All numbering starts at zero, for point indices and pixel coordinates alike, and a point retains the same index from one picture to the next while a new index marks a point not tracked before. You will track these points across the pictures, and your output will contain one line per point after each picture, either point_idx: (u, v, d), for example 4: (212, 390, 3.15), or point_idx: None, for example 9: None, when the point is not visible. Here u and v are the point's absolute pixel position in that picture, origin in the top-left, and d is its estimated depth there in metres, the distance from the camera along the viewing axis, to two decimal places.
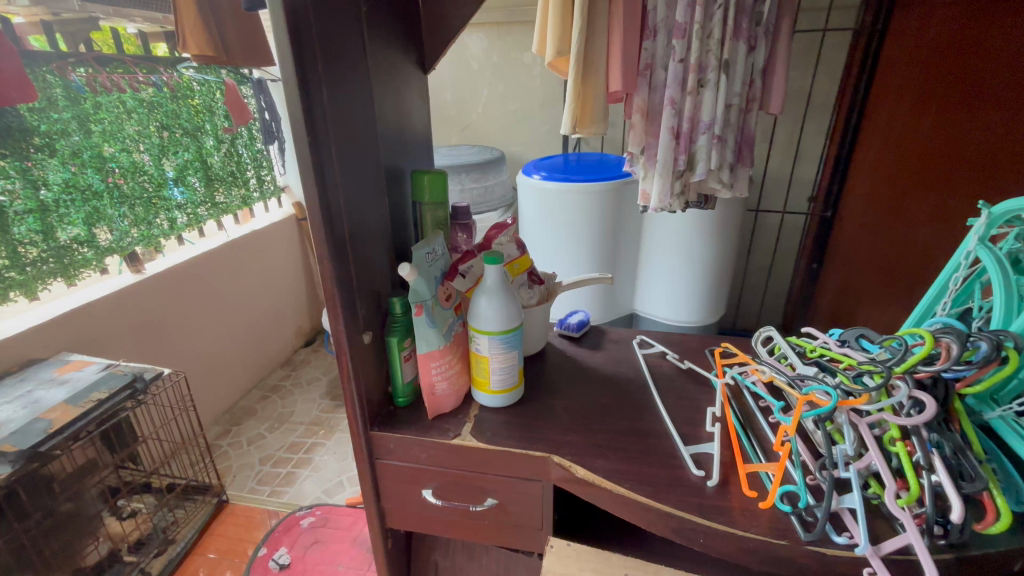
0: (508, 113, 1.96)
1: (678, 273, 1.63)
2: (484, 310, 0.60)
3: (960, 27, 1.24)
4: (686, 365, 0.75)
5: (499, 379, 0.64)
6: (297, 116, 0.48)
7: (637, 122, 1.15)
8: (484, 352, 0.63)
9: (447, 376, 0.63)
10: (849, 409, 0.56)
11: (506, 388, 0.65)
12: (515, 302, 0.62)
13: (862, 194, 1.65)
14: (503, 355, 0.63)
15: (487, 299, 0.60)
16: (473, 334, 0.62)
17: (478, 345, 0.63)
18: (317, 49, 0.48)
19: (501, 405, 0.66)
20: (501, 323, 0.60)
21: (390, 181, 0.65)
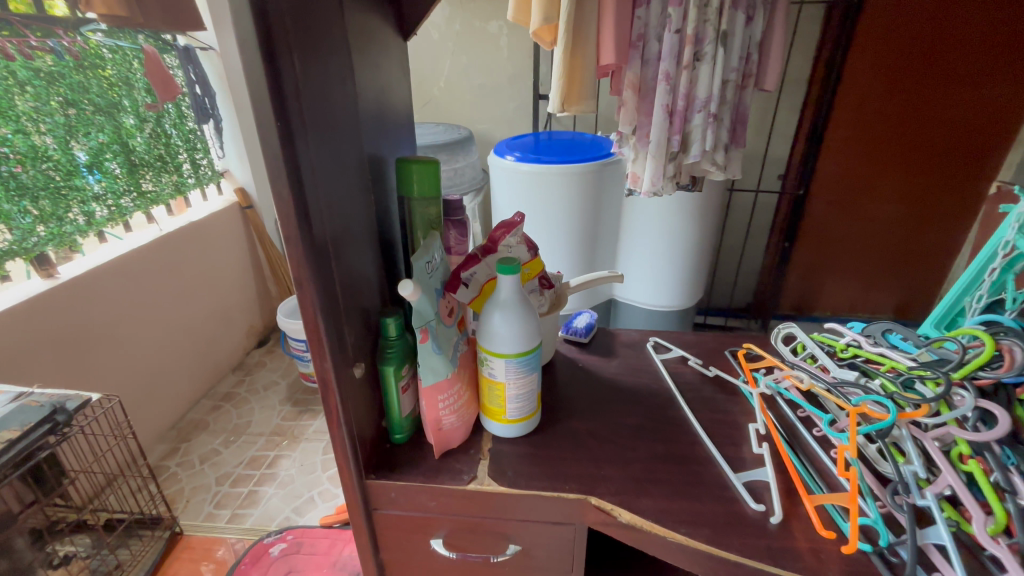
0: (473, 88, 1.81)
1: (659, 258, 1.57)
2: (499, 328, 0.50)
3: (925, 26, 1.60)
4: (711, 372, 0.68)
5: (515, 407, 0.55)
6: (262, 91, 0.35)
7: (629, 99, 1.05)
8: (499, 377, 0.53)
9: (453, 408, 0.53)
10: (908, 422, 0.51)
11: (524, 416, 0.56)
12: (536, 316, 0.52)
13: (832, 171, 1.86)
14: (523, 380, 0.53)
15: (503, 316, 0.50)
16: (485, 356, 0.52)
17: (492, 370, 0.53)
18: (284, 4, 0.35)
19: (518, 434, 0.56)
20: (518, 344, 0.51)
21: (372, 174, 0.53)
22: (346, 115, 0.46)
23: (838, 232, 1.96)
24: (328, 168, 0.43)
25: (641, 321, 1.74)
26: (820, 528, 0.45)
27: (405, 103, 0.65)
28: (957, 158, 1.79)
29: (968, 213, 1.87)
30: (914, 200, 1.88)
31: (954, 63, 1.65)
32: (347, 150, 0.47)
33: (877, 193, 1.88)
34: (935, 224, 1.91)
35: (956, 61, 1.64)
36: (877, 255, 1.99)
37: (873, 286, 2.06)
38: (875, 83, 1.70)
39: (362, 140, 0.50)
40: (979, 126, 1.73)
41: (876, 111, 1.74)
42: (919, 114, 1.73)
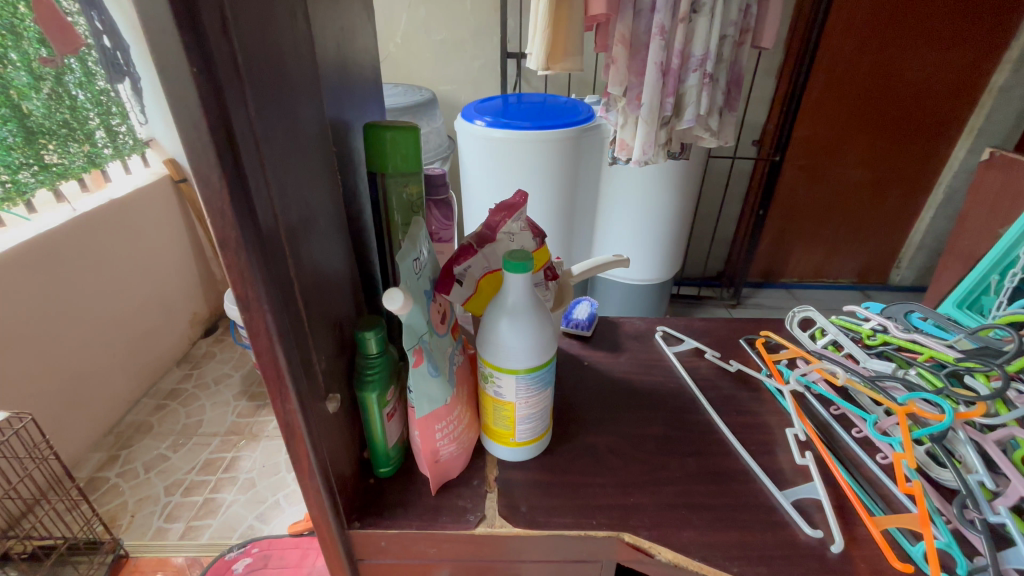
0: (433, 44, 1.63)
1: (639, 229, 1.50)
2: (507, 338, 0.41)
3: None
4: (732, 366, 0.62)
5: (526, 429, 0.46)
6: (163, 18, 0.23)
7: (619, 55, 0.94)
8: (507, 397, 0.43)
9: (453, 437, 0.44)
10: (964, 423, 0.46)
11: (535, 437, 0.47)
12: (550, 321, 0.43)
13: (803, 134, 1.82)
14: (536, 398, 0.44)
15: (512, 324, 0.41)
16: (490, 371, 0.43)
17: (499, 388, 0.43)
18: None
19: (529, 457, 0.48)
20: (532, 357, 0.41)
21: (333, 145, 0.40)
22: (299, 64, 0.34)
23: (806, 197, 1.95)
24: (276, 138, 0.31)
25: (620, 296, 1.68)
26: (891, 557, 0.39)
27: (369, 52, 0.52)
28: (923, 119, 1.80)
29: (927, 174, 1.92)
30: (880, 164, 1.89)
31: (927, 22, 1.63)
32: (302, 114, 0.34)
33: (846, 159, 1.87)
34: (896, 187, 1.95)
35: (928, 19, 1.62)
36: (842, 221, 2.02)
37: (839, 250, 2.10)
38: (850, 42, 1.65)
39: (320, 99, 0.37)
40: (945, 86, 1.75)
41: (849, 72, 1.70)
42: (892, 74, 1.71)
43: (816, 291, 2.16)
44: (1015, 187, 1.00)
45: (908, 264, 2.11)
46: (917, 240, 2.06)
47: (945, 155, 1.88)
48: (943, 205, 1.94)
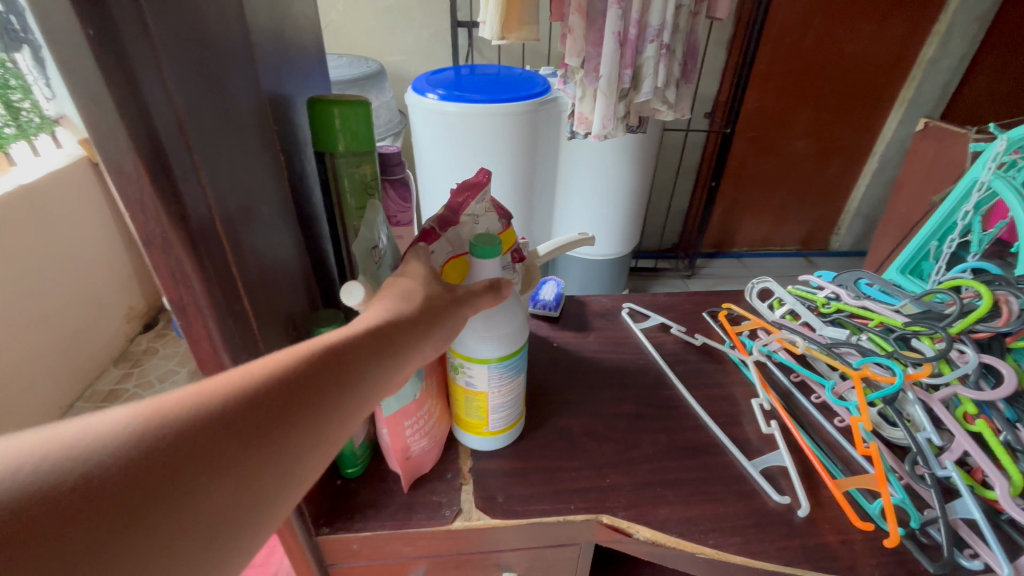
0: (378, 11, 1.53)
1: (598, 204, 1.50)
2: (474, 327, 0.39)
3: None
4: (697, 340, 0.62)
5: (502, 417, 0.45)
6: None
7: (576, 24, 0.91)
8: (479, 387, 0.42)
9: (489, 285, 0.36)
10: (913, 384, 0.48)
11: (513, 425, 0.46)
12: (520, 308, 0.41)
13: (750, 106, 1.86)
14: (512, 384, 0.43)
15: (482, 310, 0.38)
16: (459, 361, 0.41)
17: (470, 378, 0.41)
18: None
19: (503, 446, 0.47)
20: (503, 346, 0.40)
21: (273, 123, 0.36)
22: (225, 28, 0.29)
23: (753, 169, 2.02)
24: (203, 118, 0.27)
25: (581, 272, 1.68)
26: (850, 515, 0.42)
27: (308, 17, 0.46)
28: (860, 90, 1.89)
29: (864, 144, 2.02)
30: (822, 134, 1.97)
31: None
32: (234, 86, 0.30)
33: (791, 129, 1.94)
34: (837, 156, 2.04)
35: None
36: (788, 191, 2.11)
37: (784, 219, 2.20)
38: (796, 13, 1.68)
39: (255, 70, 0.33)
40: (880, 59, 1.83)
41: (794, 45, 1.75)
42: (832, 47, 1.77)
43: (764, 259, 2.26)
44: (948, 158, 1.06)
45: (847, 230, 2.24)
46: (855, 208, 2.18)
47: (880, 126, 1.99)
48: (878, 174, 2.06)
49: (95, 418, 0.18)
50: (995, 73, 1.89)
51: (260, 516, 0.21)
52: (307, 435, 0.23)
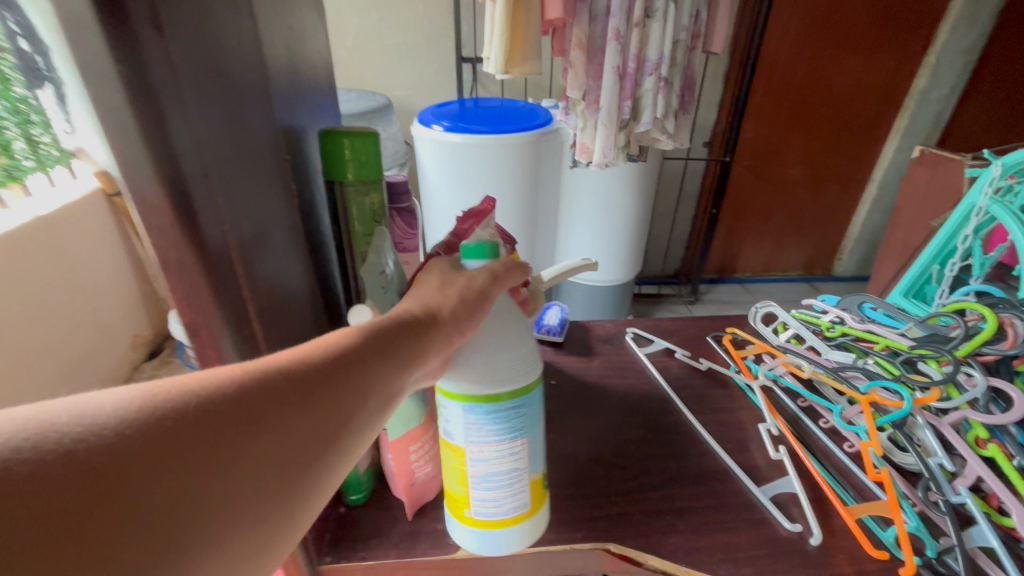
0: (386, 48, 1.59)
1: (601, 231, 1.51)
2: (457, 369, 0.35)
3: None
4: (702, 365, 0.62)
5: (486, 503, 0.38)
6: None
7: (577, 60, 0.95)
8: (459, 439, 0.36)
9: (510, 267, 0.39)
10: (921, 409, 0.48)
11: (503, 522, 0.39)
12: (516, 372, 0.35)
13: (748, 136, 1.90)
14: (495, 459, 0.37)
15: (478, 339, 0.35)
16: (441, 403, 0.37)
17: (450, 424, 0.37)
18: None
19: (502, 521, 0.38)
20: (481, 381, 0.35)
21: (287, 153, 0.38)
22: (245, 64, 0.31)
23: (753, 195, 2.05)
24: (222, 148, 0.28)
25: (585, 298, 1.68)
26: (864, 542, 0.41)
27: (322, 55, 0.49)
28: (856, 119, 1.93)
29: (863, 171, 2.05)
30: (819, 162, 2.01)
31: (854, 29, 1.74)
32: (251, 117, 0.31)
33: (788, 157, 1.98)
34: (836, 182, 2.07)
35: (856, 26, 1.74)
36: (788, 217, 2.13)
37: (786, 245, 2.21)
38: (788, 46, 1.74)
39: (270, 101, 0.35)
40: (874, 90, 1.88)
41: (788, 76, 1.80)
42: (823, 79, 1.83)
43: (768, 284, 2.26)
44: (942, 186, 1.07)
45: (849, 256, 2.24)
46: (856, 233, 2.19)
47: (877, 153, 2.02)
48: (877, 200, 2.08)
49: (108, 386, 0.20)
50: (984, 101, 1.94)
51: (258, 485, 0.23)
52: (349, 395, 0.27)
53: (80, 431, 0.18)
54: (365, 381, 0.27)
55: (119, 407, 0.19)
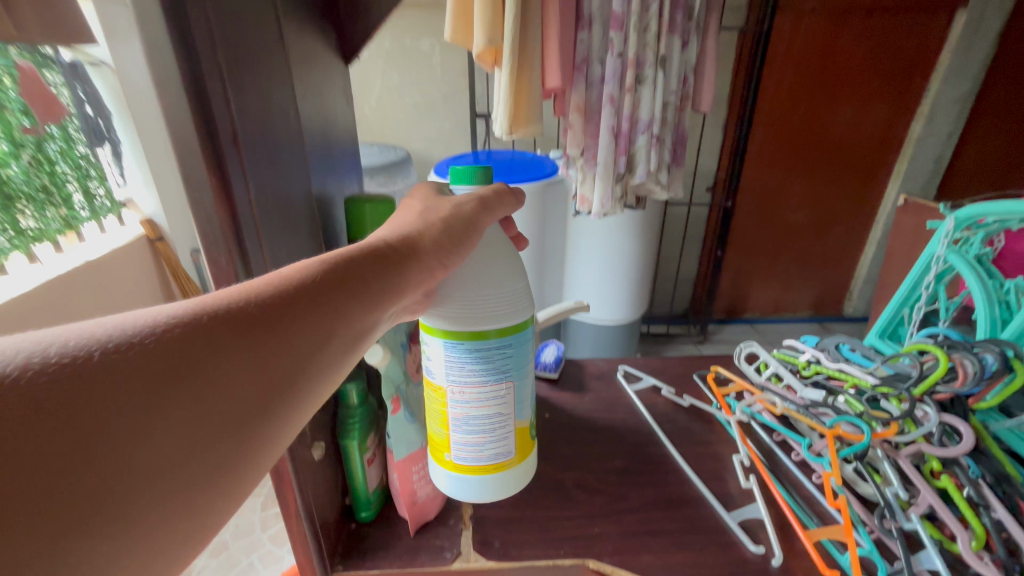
0: (406, 106, 1.74)
1: (606, 274, 1.58)
2: (438, 309, 0.40)
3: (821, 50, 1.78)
4: (686, 401, 0.67)
5: (464, 447, 0.41)
6: (185, 121, 0.29)
7: (575, 122, 1.05)
8: (438, 378, 0.41)
9: (483, 205, 0.44)
10: (881, 442, 0.52)
11: (480, 464, 0.43)
12: (497, 312, 0.39)
13: (750, 181, 1.98)
14: (471, 401, 0.41)
15: (465, 271, 0.41)
16: (424, 344, 0.42)
17: (431, 364, 0.41)
18: (214, 24, 0.29)
19: (479, 460, 0.42)
20: (456, 321, 0.39)
21: (319, 216, 0.46)
22: (290, 152, 0.40)
23: (757, 239, 2.11)
24: (270, 213, 0.37)
25: (593, 337, 1.73)
26: (819, 561, 0.44)
27: (349, 133, 0.59)
28: (854, 164, 2.00)
29: (865, 213, 2.10)
30: (821, 206, 2.07)
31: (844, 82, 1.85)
32: (292, 190, 0.40)
33: (790, 201, 2.04)
34: (840, 224, 2.12)
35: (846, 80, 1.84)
36: (793, 258, 2.18)
37: (793, 285, 2.24)
38: (782, 98, 1.85)
39: (307, 177, 0.44)
40: (870, 137, 1.96)
41: (784, 125, 1.89)
42: (817, 128, 1.92)
43: (778, 325, 2.27)
44: (927, 231, 1.13)
45: (858, 296, 2.26)
46: (863, 274, 2.22)
47: (878, 197, 2.08)
48: (882, 242, 2.12)
49: (132, 315, 0.24)
50: (981, 148, 2.01)
51: (275, 385, 0.27)
52: (341, 312, 0.31)
53: (97, 342, 0.22)
54: (349, 299, 0.32)
55: (132, 325, 0.23)
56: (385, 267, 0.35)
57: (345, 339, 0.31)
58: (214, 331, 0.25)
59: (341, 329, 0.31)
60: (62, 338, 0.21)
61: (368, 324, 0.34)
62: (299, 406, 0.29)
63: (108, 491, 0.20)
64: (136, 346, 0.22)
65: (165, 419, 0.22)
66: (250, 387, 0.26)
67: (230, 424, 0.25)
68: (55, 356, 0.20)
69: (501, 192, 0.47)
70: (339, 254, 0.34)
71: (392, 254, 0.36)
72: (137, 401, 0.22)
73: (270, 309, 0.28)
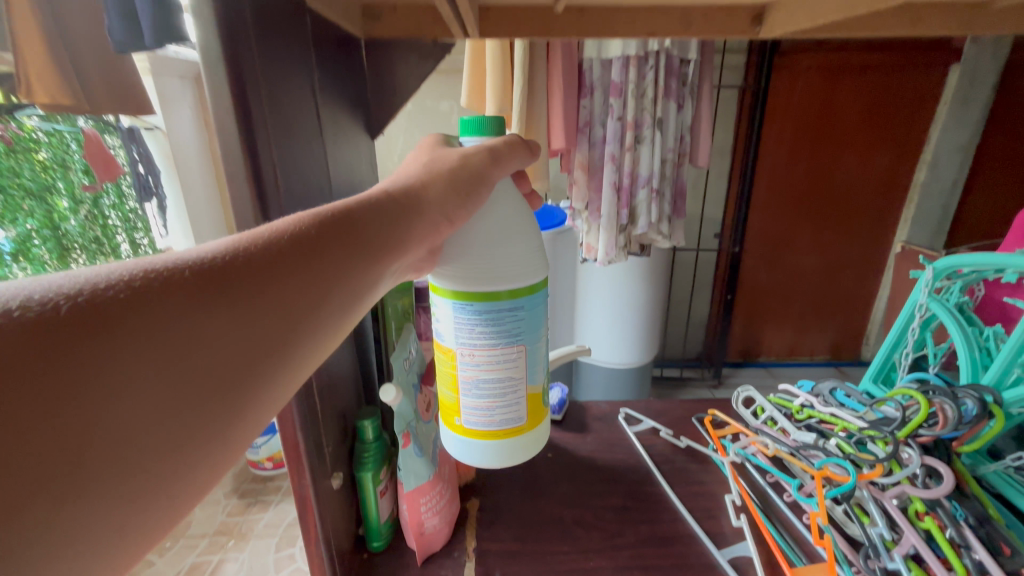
0: None
1: (616, 318, 1.62)
2: (446, 269, 0.42)
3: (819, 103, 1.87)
4: (683, 442, 0.70)
5: (475, 409, 0.44)
6: (246, 195, 0.38)
7: (580, 177, 1.14)
8: (449, 343, 0.43)
9: (495, 153, 0.44)
10: (868, 483, 0.54)
11: (490, 427, 0.44)
12: (507, 270, 0.40)
13: (757, 227, 2.03)
14: (481, 364, 0.42)
15: (475, 225, 0.43)
16: (434, 306, 0.43)
17: (442, 328, 0.43)
18: (270, 122, 0.38)
19: (488, 424, 0.44)
20: (463, 280, 0.41)
21: None
22: None
23: (767, 283, 2.14)
24: None
25: (605, 380, 1.74)
26: None
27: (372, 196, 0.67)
28: (860, 210, 2.04)
29: (876, 258, 2.12)
30: (831, 250, 2.09)
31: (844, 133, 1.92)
32: None
33: (800, 246, 2.08)
34: (851, 269, 2.14)
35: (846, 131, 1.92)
36: (805, 302, 2.19)
37: (807, 329, 2.23)
38: (784, 150, 1.93)
39: None
40: (874, 184, 2.01)
41: (788, 174, 1.96)
42: (821, 176, 1.98)
43: (793, 369, 2.25)
44: None
45: (875, 341, 2.24)
46: (879, 318, 2.20)
47: (888, 241, 2.10)
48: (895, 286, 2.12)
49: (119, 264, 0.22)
50: (987, 194, 2.04)
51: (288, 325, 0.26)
52: (350, 256, 0.30)
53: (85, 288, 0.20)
54: (357, 245, 0.31)
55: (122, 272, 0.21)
56: (394, 220, 0.35)
57: (354, 281, 0.30)
58: (219, 271, 0.24)
59: (350, 274, 0.30)
60: (46, 287, 0.19)
61: (376, 270, 0.32)
62: (316, 346, 0.28)
63: (131, 458, 0.19)
64: (135, 289, 0.21)
65: (170, 362, 0.21)
66: (263, 334, 0.25)
67: (239, 366, 0.23)
68: (43, 303, 0.19)
69: (513, 143, 0.48)
70: (342, 204, 0.33)
71: (400, 208, 0.36)
72: (141, 345, 0.20)
73: (273, 254, 0.26)
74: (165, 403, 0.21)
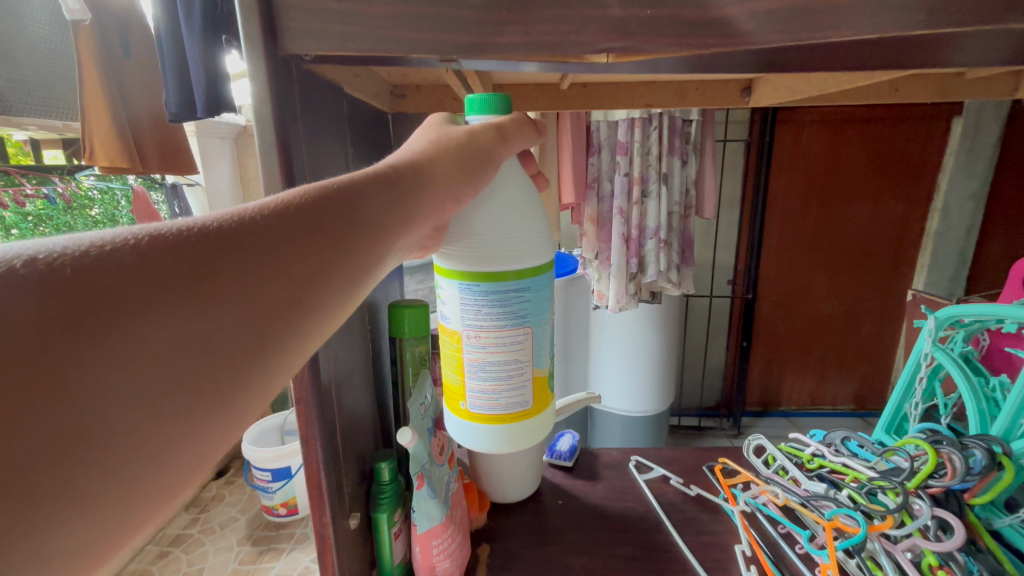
0: None
1: (629, 366, 1.63)
2: (451, 251, 0.44)
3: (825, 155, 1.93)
4: (692, 490, 0.71)
5: (480, 392, 0.46)
6: None
7: (590, 230, 1.21)
8: (455, 327, 0.45)
9: (501, 133, 0.44)
10: (879, 535, 0.54)
11: (492, 411, 0.46)
12: (512, 255, 0.43)
13: (768, 274, 2.05)
14: (486, 348, 0.44)
15: (482, 209, 0.44)
16: (441, 289, 0.45)
17: (448, 310, 0.45)
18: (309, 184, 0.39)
19: (490, 409, 0.46)
20: (470, 261, 0.43)
21: (367, 322, 0.58)
22: None
23: (783, 330, 2.13)
24: None
25: (621, 429, 1.72)
26: None
27: None
28: (874, 257, 2.05)
29: (894, 304, 2.10)
30: (846, 297, 2.09)
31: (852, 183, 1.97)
32: None
33: (815, 293, 2.08)
34: (868, 316, 2.12)
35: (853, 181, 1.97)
36: (825, 350, 2.16)
37: (828, 377, 2.19)
38: (793, 200, 1.98)
39: None
40: (886, 232, 2.02)
41: (798, 222, 2.00)
42: (831, 224, 2.01)
43: (815, 418, 2.19)
44: None
45: None
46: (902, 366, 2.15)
47: (904, 288, 2.09)
48: None
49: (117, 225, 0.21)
50: (1004, 241, 2.03)
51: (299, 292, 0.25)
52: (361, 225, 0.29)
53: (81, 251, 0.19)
54: (368, 214, 0.30)
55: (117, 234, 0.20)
56: (406, 194, 0.34)
57: (367, 250, 0.29)
58: (225, 235, 0.23)
59: (361, 241, 0.29)
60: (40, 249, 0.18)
61: (390, 242, 0.32)
62: (329, 312, 0.27)
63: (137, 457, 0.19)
64: (136, 251, 0.20)
65: (175, 329, 0.20)
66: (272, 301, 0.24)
67: (250, 332, 0.22)
68: (35, 264, 0.18)
69: (519, 122, 0.46)
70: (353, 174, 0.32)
71: (412, 184, 0.35)
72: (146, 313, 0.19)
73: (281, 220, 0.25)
74: (171, 374, 0.20)
